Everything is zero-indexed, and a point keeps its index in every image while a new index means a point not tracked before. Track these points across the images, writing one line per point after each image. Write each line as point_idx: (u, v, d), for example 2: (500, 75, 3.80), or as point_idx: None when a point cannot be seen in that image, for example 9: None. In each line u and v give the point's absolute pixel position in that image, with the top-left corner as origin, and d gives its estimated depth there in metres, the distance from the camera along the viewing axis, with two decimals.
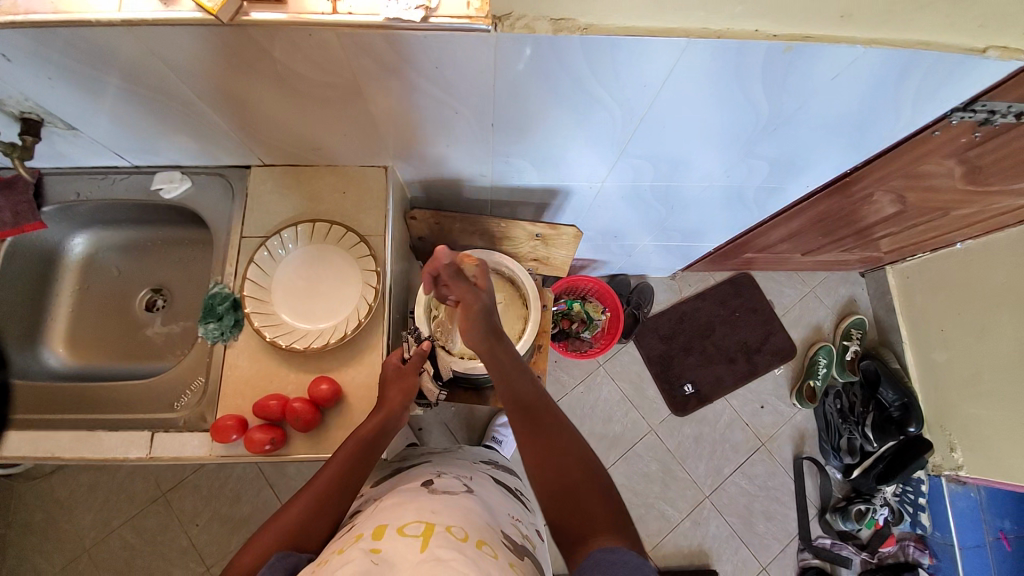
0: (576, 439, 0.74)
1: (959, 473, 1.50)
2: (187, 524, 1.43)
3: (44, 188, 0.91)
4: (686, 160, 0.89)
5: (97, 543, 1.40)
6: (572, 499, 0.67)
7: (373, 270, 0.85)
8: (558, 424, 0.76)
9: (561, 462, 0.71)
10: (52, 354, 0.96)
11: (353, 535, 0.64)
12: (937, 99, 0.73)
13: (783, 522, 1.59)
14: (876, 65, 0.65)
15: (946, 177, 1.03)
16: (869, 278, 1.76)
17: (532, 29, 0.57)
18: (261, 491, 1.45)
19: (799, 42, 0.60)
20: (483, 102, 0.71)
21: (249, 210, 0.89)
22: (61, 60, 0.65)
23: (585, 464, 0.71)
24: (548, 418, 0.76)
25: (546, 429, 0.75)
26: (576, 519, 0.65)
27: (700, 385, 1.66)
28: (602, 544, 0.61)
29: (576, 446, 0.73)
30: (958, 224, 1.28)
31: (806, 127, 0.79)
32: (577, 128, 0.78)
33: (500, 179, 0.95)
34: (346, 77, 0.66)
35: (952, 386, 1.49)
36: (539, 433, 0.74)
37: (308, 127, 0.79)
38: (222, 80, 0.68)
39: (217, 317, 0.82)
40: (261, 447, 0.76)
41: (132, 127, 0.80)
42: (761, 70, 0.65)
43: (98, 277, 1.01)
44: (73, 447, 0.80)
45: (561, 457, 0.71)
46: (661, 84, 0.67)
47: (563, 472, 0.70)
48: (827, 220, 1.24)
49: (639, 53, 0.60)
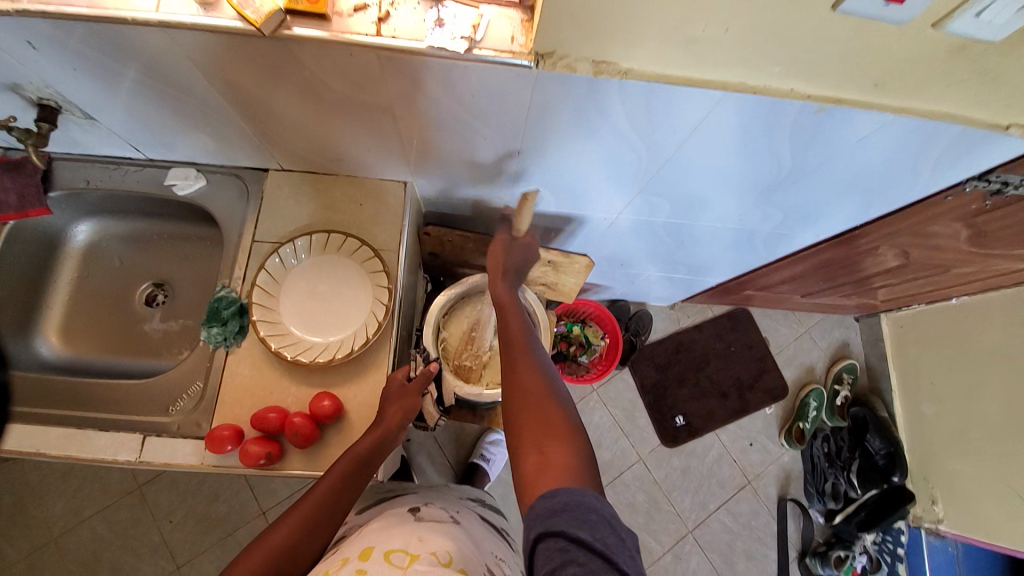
0: (540, 366, 0.69)
1: (939, 526, 1.51)
2: (161, 520, 1.39)
3: (53, 174, 0.89)
4: (704, 201, 0.90)
5: (65, 533, 1.36)
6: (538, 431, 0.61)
7: (385, 287, 0.85)
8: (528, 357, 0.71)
9: (528, 392, 0.65)
10: (45, 342, 0.94)
11: (339, 558, 0.62)
12: (955, 168, 0.75)
13: (763, 562, 1.59)
14: (901, 133, 0.67)
15: (951, 238, 1.05)
16: (863, 324, 1.78)
17: (574, 69, 0.58)
18: (240, 492, 1.42)
19: (833, 104, 0.62)
20: (512, 131, 0.71)
21: (263, 214, 0.88)
22: (90, 53, 0.64)
23: (556, 402, 0.64)
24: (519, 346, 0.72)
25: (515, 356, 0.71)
26: (536, 445, 0.60)
27: (691, 418, 1.67)
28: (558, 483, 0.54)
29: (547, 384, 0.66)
30: (956, 281, 1.30)
31: (825, 181, 0.80)
32: (600, 161, 0.77)
33: (516, 203, 0.95)
34: (377, 95, 0.66)
35: (939, 440, 1.51)
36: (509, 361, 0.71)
37: (332, 137, 0.78)
38: (252, 86, 0.67)
39: (221, 322, 0.81)
40: (256, 461, 0.75)
41: (152, 121, 0.78)
42: (790, 127, 0.66)
43: (99, 267, 0.99)
44: (61, 444, 0.78)
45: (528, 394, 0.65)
46: (691, 130, 0.68)
47: (532, 410, 0.63)
48: (830, 267, 1.26)
49: (675, 99, 0.61)
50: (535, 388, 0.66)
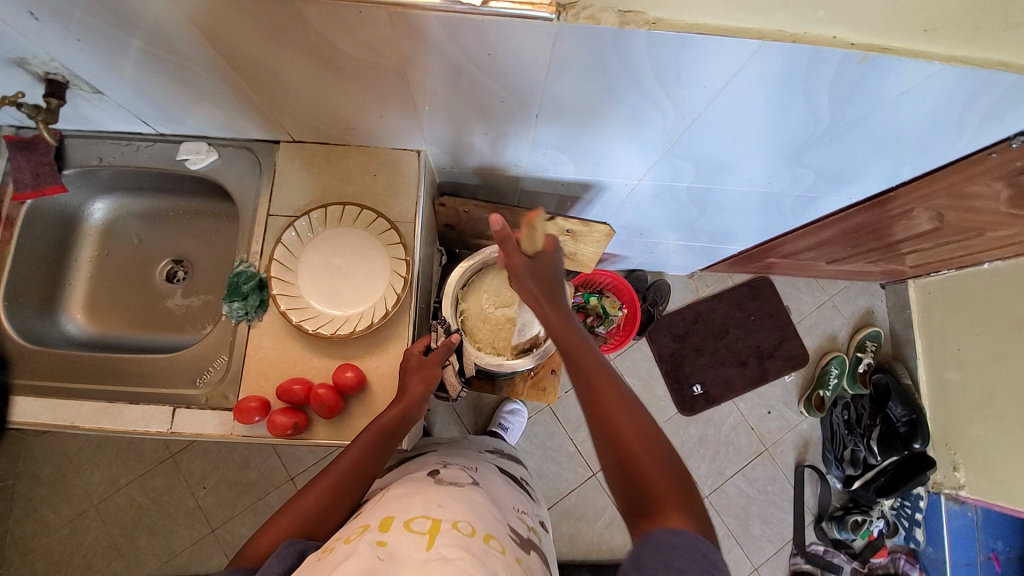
0: (636, 407, 0.65)
1: (959, 492, 1.50)
2: (195, 488, 1.44)
3: (66, 151, 0.89)
4: (730, 164, 0.86)
5: (106, 499, 1.42)
6: (631, 474, 0.60)
7: (402, 259, 0.84)
8: (612, 386, 0.66)
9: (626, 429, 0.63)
10: (71, 320, 0.96)
11: (360, 525, 0.63)
12: (1005, 121, 0.70)
13: (778, 526, 1.61)
14: (946, 84, 0.62)
15: (991, 199, 1.00)
16: (888, 291, 1.73)
17: (597, 20, 0.54)
18: (267, 461, 1.47)
19: (879, 52, 0.57)
20: (531, 93, 0.68)
21: (276, 187, 0.87)
22: (92, 22, 0.61)
23: (654, 441, 0.62)
24: (611, 392, 0.66)
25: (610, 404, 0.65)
26: (645, 495, 0.59)
27: (709, 386, 1.66)
28: (665, 525, 0.56)
29: (647, 423, 0.64)
30: (991, 245, 1.25)
31: (859, 140, 0.76)
32: (621, 121, 0.74)
33: (533, 169, 0.92)
34: (391, 58, 0.63)
35: (962, 406, 1.49)
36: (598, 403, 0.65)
37: (343, 104, 0.75)
38: (257, 52, 0.65)
39: (241, 296, 0.81)
40: (283, 431, 0.76)
41: (159, 94, 0.77)
42: (828, 80, 0.62)
43: (117, 244, 1.00)
44: (95, 416, 0.80)
45: (623, 431, 0.62)
46: (719, 87, 0.64)
47: (628, 450, 0.61)
48: (859, 232, 1.21)
49: (705, 52, 0.57)
50: (639, 432, 0.62)
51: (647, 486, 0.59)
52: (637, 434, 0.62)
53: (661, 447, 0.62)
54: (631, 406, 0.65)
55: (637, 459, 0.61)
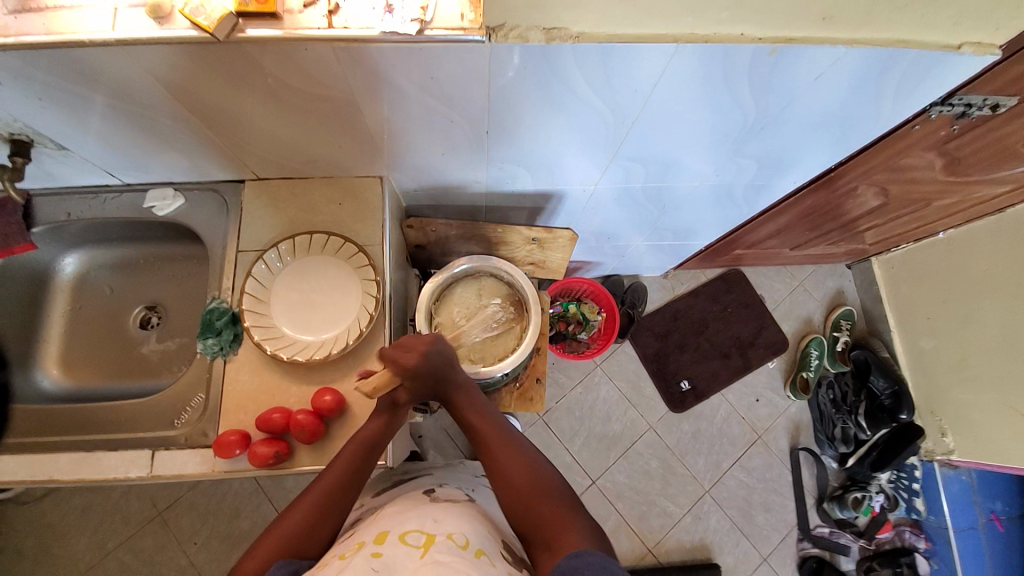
0: (527, 456, 0.74)
1: (951, 457, 1.53)
2: (187, 543, 1.41)
3: (34, 209, 0.90)
4: (676, 162, 0.91)
5: (94, 566, 1.37)
6: (532, 513, 0.68)
7: (372, 279, 0.86)
8: (506, 437, 0.76)
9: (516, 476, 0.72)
10: (46, 376, 0.95)
11: (355, 541, 0.63)
12: (917, 96, 0.76)
13: (782, 513, 1.61)
14: (855, 66, 0.68)
15: (928, 169, 1.06)
16: (855, 270, 1.79)
17: (526, 39, 0.58)
18: (261, 506, 1.44)
19: (784, 44, 0.62)
20: (477, 110, 0.72)
21: (244, 224, 0.90)
22: (50, 80, 0.64)
23: (542, 474, 0.72)
24: (501, 449, 0.75)
25: (498, 458, 0.74)
26: (544, 534, 0.66)
27: (696, 381, 1.68)
28: (571, 549, 0.63)
29: (538, 462, 0.74)
30: (939, 214, 1.32)
31: (789, 126, 0.81)
32: (567, 131, 0.78)
33: (493, 185, 0.96)
34: (341, 90, 0.67)
35: (940, 372, 1.53)
36: (494, 462, 0.74)
37: (303, 139, 0.79)
38: (216, 97, 0.68)
39: (215, 333, 0.83)
40: (265, 461, 0.76)
41: (123, 145, 0.79)
42: (748, 73, 0.67)
43: (89, 296, 1.00)
44: (74, 469, 0.79)
45: (518, 471, 0.72)
46: (650, 88, 0.69)
47: (519, 488, 0.71)
48: (813, 215, 1.27)
49: (632, 59, 0.62)
50: (529, 477, 0.72)
51: (539, 521, 0.67)
52: (528, 474, 0.72)
53: (549, 481, 0.71)
54: (524, 449, 0.75)
55: (532, 495, 0.70)
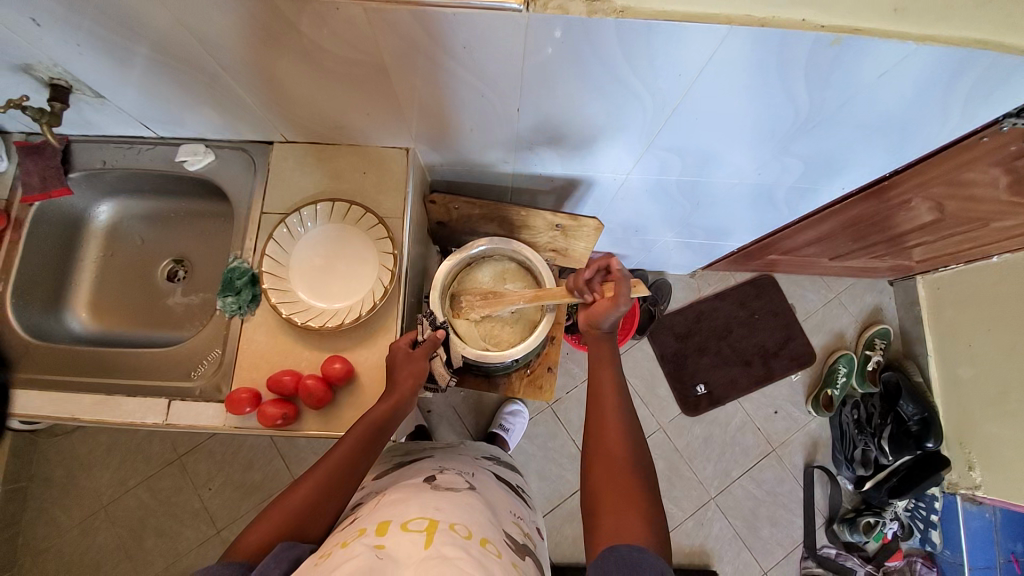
0: (625, 411, 0.72)
1: (976, 492, 1.44)
2: (201, 489, 1.47)
3: (73, 155, 0.93)
4: (715, 155, 0.86)
5: (115, 500, 1.46)
6: (609, 476, 0.65)
7: (390, 253, 0.86)
8: (616, 398, 0.73)
9: (609, 426, 0.70)
10: (76, 318, 0.99)
11: (356, 529, 0.62)
12: (991, 104, 0.70)
13: (788, 529, 1.57)
14: (925, 66, 0.62)
15: (990, 186, 0.98)
16: (897, 287, 1.69)
17: (564, 11, 0.55)
18: (272, 462, 1.49)
19: (849, 34, 0.57)
20: (513, 85, 0.69)
21: (270, 185, 0.90)
22: (94, 29, 0.65)
23: (634, 450, 0.68)
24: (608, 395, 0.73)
25: (603, 406, 0.73)
26: (609, 496, 0.63)
27: (712, 386, 1.64)
28: (629, 537, 0.58)
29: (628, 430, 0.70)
30: (997, 236, 1.22)
31: (843, 127, 0.76)
32: (603, 115, 0.75)
33: (521, 166, 0.93)
34: (373, 55, 0.65)
35: (976, 404, 1.43)
36: (596, 408, 0.73)
37: (332, 104, 0.78)
38: (247, 53, 0.67)
39: (235, 292, 0.84)
40: (273, 421, 0.78)
41: (157, 98, 0.80)
42: (804, 64, 0.62)
43: (122, 245, 1.03)
44: (95, 409, 0.83)
45: (609, 440, 0.69)
46: (695, 75, 0.65)
47: (608, 449, 0.68)
48: (859, 225, 1.19)
49: (676, 40, 0.58)
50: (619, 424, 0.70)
51: (614, 490, 0.63)
52: (619, 438, 0.69)
53: (636, 456, 0.67)
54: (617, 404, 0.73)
55: (615, 455, 0.67)
